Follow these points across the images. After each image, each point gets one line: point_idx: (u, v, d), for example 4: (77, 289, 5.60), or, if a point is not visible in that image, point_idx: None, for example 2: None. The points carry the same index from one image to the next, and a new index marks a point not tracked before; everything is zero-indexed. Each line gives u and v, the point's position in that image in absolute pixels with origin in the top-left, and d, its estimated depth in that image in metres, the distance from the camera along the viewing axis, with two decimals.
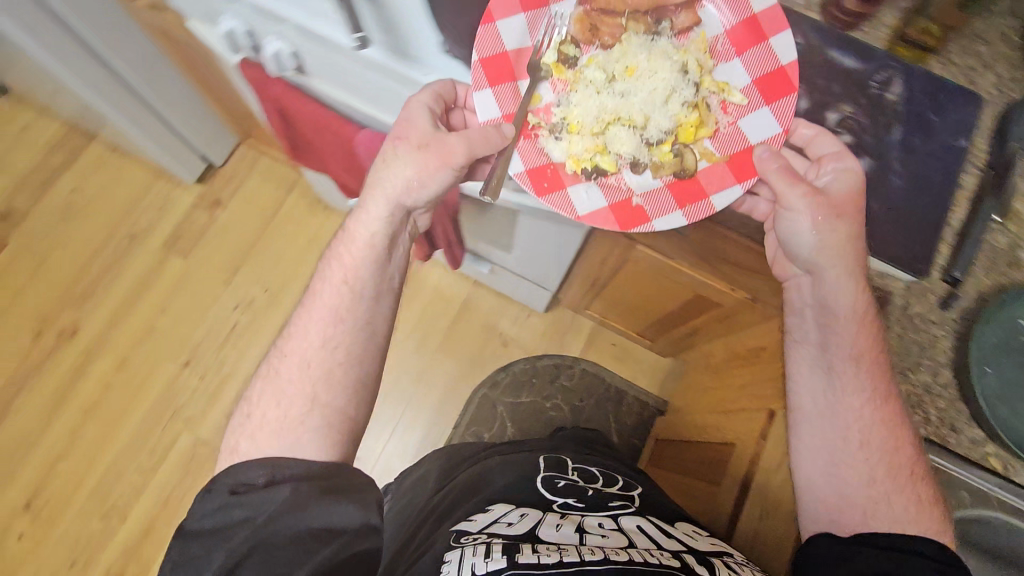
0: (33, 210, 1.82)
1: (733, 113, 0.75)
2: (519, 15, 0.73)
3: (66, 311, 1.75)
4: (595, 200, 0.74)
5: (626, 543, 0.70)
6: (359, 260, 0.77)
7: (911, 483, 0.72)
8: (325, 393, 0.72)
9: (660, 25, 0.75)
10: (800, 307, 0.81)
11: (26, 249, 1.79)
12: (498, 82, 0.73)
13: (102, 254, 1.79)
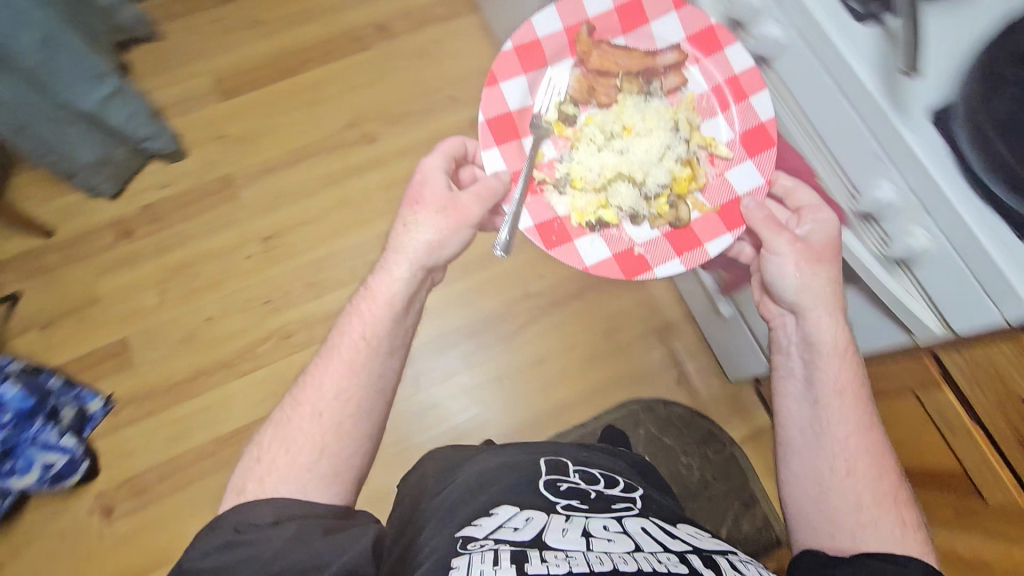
0: (390, 42, 1.91)
1: (719, 163, 0.90)
2: (520, 76, 0.92)
3: (378, 120, 1.84)
4: (600, 250, 0.90)
5: (633, 548, 0.70)
6: (376, 313, 0.84)
7: (896, 507, 0.76)
8: (352, 424, 0.81)
9: (650, 88, 0.93)
10: (785, 346, 0.88)
11: (368, 66, 1.89)
12: (504, 141, 0.92)
13: (407, 103, 1.85)
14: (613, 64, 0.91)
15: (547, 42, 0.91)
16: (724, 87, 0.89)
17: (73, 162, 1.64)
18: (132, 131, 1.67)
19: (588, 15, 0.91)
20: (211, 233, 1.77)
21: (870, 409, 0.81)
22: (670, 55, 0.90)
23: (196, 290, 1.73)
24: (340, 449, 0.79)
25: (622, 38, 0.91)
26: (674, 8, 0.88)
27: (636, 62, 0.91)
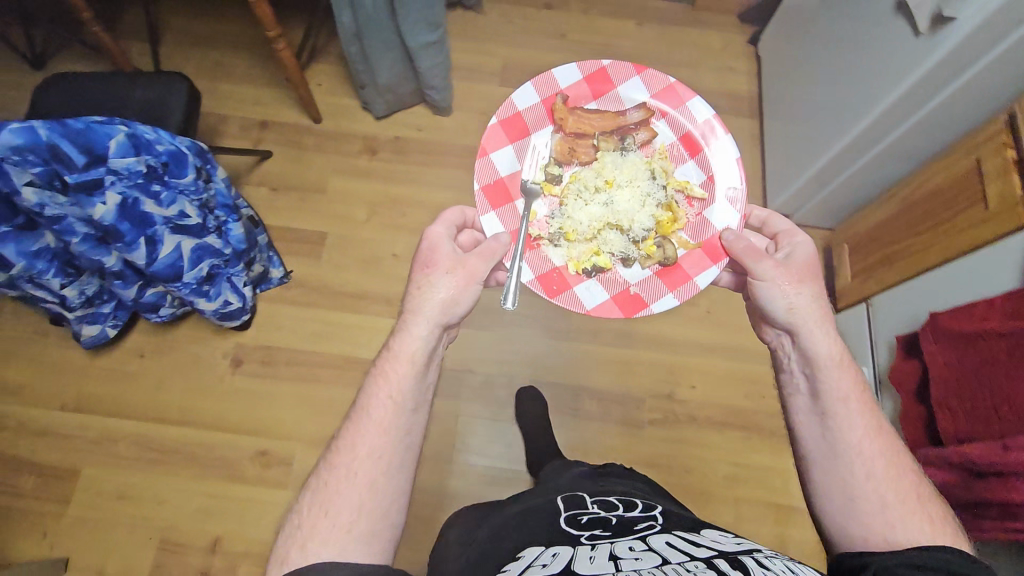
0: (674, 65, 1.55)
1: (696, 206, 0.87)
2: (508, 146, 0.86)
3: None
4: (598, 294, 0.84)
5: (661, 561, 0.62)
6: (399, 375, 0.74)
7: (921, 504, 0.64)
8: (382, 497, 0.69)
9: (622, 142, 0.89)
10: (787, 365, 0.75)
11: None
12: (498, 205, 0.85)
13: None
14: (588, 127, 0.86)
15: (530, 113, 0.87)
16: (693, 135, 0.88)
17: (369, 80, 1.35)
18: (424, 78, 1.34)
19: (562, 87, 0.87)
20: (428, 191, 1.42)
21: (879, 413, 0.70)
22: (635, 116, 0.87)
23: (392, 233, 1.38)
24: (379, 501, 0.68)
25: (594, 102, 0.88)
26: (637, 72, 0.87)
27: (608, 120, 0.87)
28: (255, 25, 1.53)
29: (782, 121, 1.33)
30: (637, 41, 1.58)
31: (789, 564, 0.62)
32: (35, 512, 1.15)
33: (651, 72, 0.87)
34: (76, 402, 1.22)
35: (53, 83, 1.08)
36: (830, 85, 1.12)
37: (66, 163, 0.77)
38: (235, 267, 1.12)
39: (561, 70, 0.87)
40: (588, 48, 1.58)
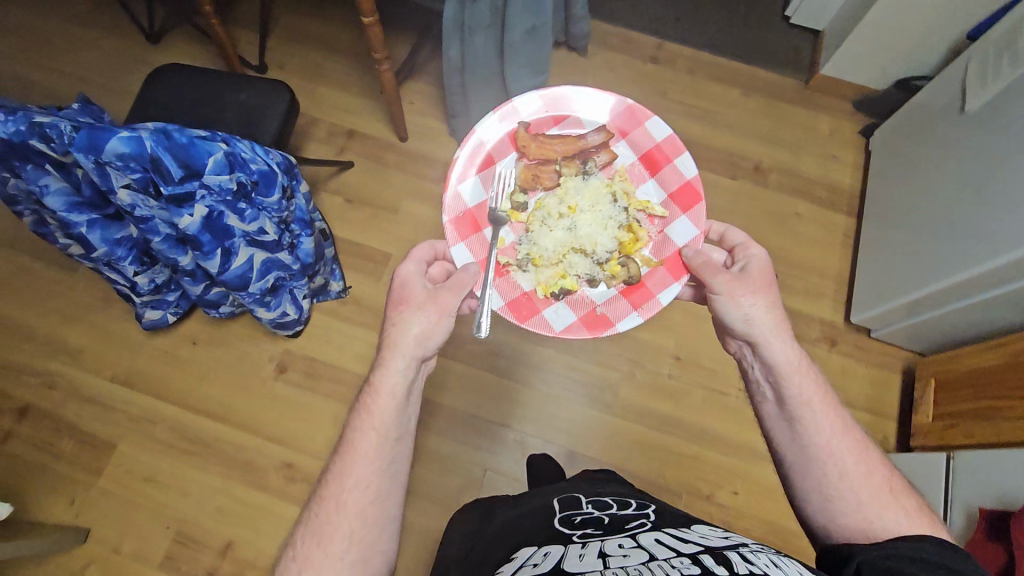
0: (776, 144, 1.48)
1: (655, 222, 0.87)
2: (473, 177, 0.88)
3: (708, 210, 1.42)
4: (565, 315, 0.84)
5: (647, 559, 0.61)
6: (382, 409, 0.74)
7: (893, 496, 0.67)
8: (371, 514, 0.69)
9: (584, 165, 0.89)
10: (752, 374, 0.79)
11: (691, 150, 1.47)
12: (467, 235, 0.86)
13: (747, 205, 1.42)
14: (550, 153, 0.88)
15: (494, 143, 0.88)
16: (651, 153, 0.88)
17: (463, 112, 1.33)
18: None
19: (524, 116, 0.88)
20: None
21: (841, 410, 0.73)
22: (594, 139, 0.88)
23: None
24: (371, 536, 0.69)
25: (554, 128, 0.89)
26: (594, 96, 0.88)
27: (569, 144, 0.88)
28: (361, 36, 1.53)
29: (880, 235, 1.27)
30: (743, 112, 1.52)
31: (777, 556, 0.60)
32: (68, 476, 1.17)
33: (607, 95, 0.87)
34: (126, 377, 1.24)
35: (166, 76, 1.11)
36: (941, 220, 1.06)
37: (164, 176, 0.78)
38: (298, 280, 1.12)
39: (518, 99, 0.88)
40: (690, 111, 1.52)
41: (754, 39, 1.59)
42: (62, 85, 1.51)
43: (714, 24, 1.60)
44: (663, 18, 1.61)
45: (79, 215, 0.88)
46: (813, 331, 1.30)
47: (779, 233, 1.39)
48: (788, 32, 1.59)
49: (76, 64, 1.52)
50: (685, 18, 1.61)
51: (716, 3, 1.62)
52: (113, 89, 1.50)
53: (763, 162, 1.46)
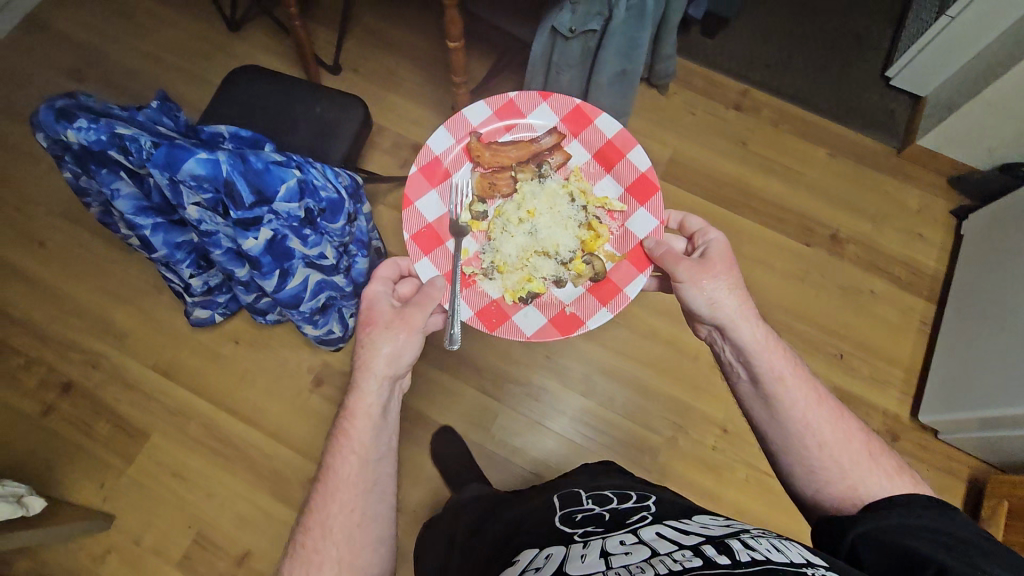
0: (858, 216, 1.40)
1: (614, 216, 0.91)
2: (430, 190, 0.89)
3: (777, 276, 1.34)
4: (535, 318, 0.87)
5: (649, 557, 0.57)
6: (360, 431, 0.74)
7: (872, 459, 0.68)
8: (353, 539, 0.70)
9: (539, 168, 0.92)
10: (725, 357, 0.80)
11: (767, 209, 1.40)
12: (430, 249, 0.87)
13: (820, 276, 1.34)
14: (505, 159, 0.91)
15: (447, 156, 0.90)
16: (602, 149, 0.92)
17: None
18: None
19: (474, 126, 0.91)
20: None
21: (810, 382, 0.74)
22: (545, 141, 0.91)
23: None
24: (356, 561, 0.69)
25: (506, 134, 0.92)
26: (541, 98, 0.91)
27: (522, 150, 0.91)
28: (438, 48, 1.49)
29: (963, 332, 1.18)
30: (826, 174, 1.43)
31: (777, 542, 0.57)
32: (101, 460, 1.18)
33: (555, 98, 0.90)
34: (167, 368, 1.24)
35: (242, 78, 1.09)
36: None
37: (235, 202, 0.76)
38: (348, 300, 1.10)
39: (467, 112, 0.91)
40: (771, 166, 1.44)
41: (847, 97, 1.50)
42: (135, 60, 1.49)
43: (806, 75, 1.52)
44: (752, 63, 1.53)
45: (145, 221, 0.87)
46: (874, 421, 1.22)
47: (851, 311, 1.31)
48: (884, 92, 1.50)
49: (152, 41, 1.50)
50: (775, 65, 1.53)
51: (812, 54, 1.53)
52: (185, 71, 1.48)
53: (842, 232, 1.38)
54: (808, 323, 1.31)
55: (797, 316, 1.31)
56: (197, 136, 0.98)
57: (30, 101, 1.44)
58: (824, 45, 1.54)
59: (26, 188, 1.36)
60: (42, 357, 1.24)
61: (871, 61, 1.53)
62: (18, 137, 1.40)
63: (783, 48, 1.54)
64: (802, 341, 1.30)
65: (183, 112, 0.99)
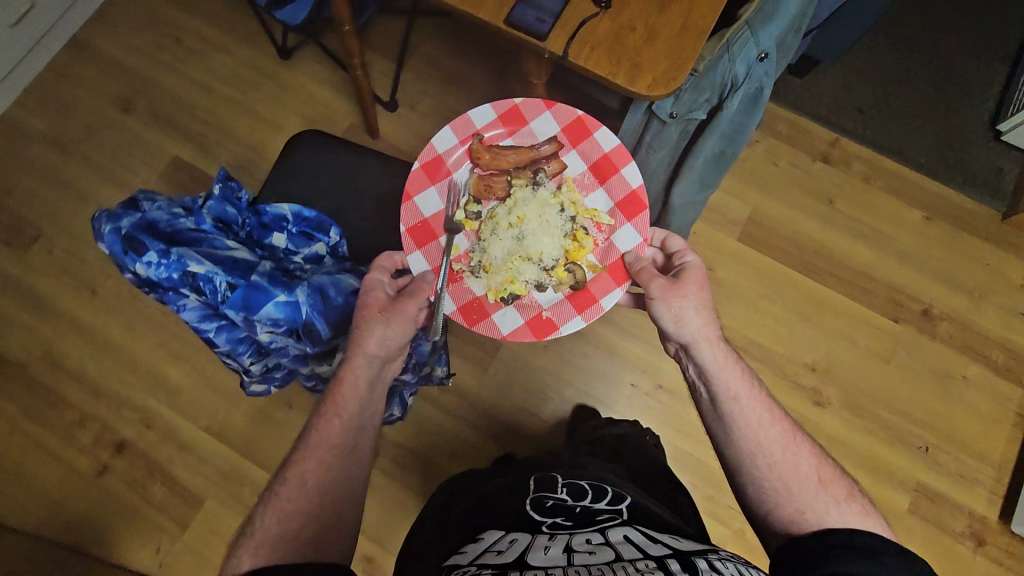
0: (954, 290, 1.29)
1: (602, 229, 0.86)
2: (429, 187, 0.85)
3: (861, 355, 1.25)
4: (513, 319, 0.83)
5: (613, 559, 0.60)
6: (346, 398, 0.72)
7: (821, 486, 0.66)
8: (325, 499, 0.67)
9: (534, 174, 0.87)
10: (688, 375, 0.78)
11: (854, 280, 1.29)
12: (424, 244, 0.83)
13: (907, 358, 1.25)
14: (502, 164, 0.86)
15: (450, 155, 0.86)
16: (599, 162, 0.86)
17: None
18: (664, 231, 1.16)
19: (478, 127, 0.86)
20: (624, 337, 1.26)
21: (769, 403, 0.73)
22: (545, 148, 0.86)
23: (568, 373, 1.25)
24: (331, 524, 0.66)
25: (508, 139, 0.87)
26: (545, 108, 0.86)
27: (520, 155, 0.86)
28: (501, 83, 1.38)
29: None
30: (922, 240, 1.32)
31: (738, 567, 0.60)
32: (157, 525, 1.16)
33: (560, 108, 0.86)
34: (220, 431, 1.21)
35: (304, 147, 1.01)
36: None
37: (313, 335, 0.73)
38: (408, 380, 1.04)
39: (475, 112, 0.86)
40: (861, 229, 1.32)
41: (950, 149, 1.36)
42: (182, 90, 1.41)
43: (902, 121, 1.37)
44: (842, 106, 1.38)
45: (209, 329, 0.72)
46: (958, 523, 1.16)
47: (939, 398, 1.23)
48: (990, 143, 1.36)
49: (203, 69, 1.42)
50: (868, 110, 1.38)
51: (914, 96, 1.38)
52: (236, 103, 1.40)
53: (935, 307, 1.28)
54: (893, 410, 1.22)
55: (881, 402, 1.23)
56: (260, 219, 0.90)
57: (79, 134, 1.38)
58: (924, 85, 1.38)
59: (77, 230, 1.31)
60: (96, 414, 1.21)
61: (977, 107, 1.38)
62: (69, 175, 1.35)
63: (878, 89, 1.38)
64: (886, 429, 1.22)
65: (244, 191, 0.92)
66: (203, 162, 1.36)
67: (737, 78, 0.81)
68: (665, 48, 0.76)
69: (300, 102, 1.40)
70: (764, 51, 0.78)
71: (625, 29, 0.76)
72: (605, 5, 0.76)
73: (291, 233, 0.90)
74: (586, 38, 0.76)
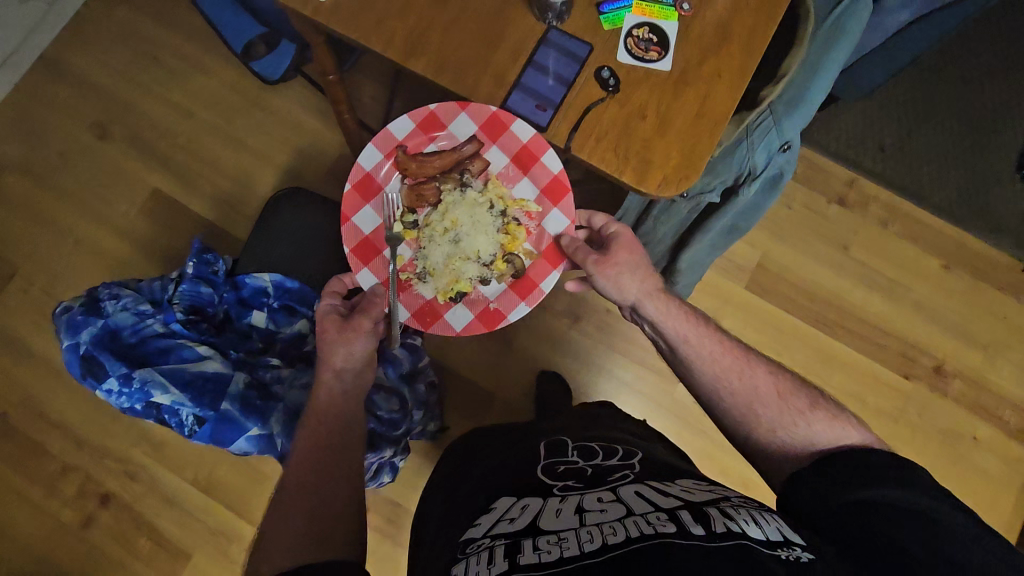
0: (970, 346, 1.24)
1: (532, 215, 0.80)
2: (364, 205, 0.78)
3: (869, 413, 1.21)
4: (463, 314, 0.79)
5: (623, 514, 0.56)
6: (320, 405, 0.68)
7: (780, 399, 0.68)
8: (323, 494, 0.62)
9: (461, 174, 0.79)
10: (647, 332, 0.80)
11: (865, 334, 1.24)
12: (369, 259, 0.77)
13: (918, 417, 1.21)
14: (430, 170, 0.78)
15: (379, 171, 0.79)
16: (521, 155, 0.76)
17: None
18: None
19: (399, 138, 0.78)
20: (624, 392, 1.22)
21: (719, 335, 0.74)
22: (467, 145, 0.77)
23: None
24: (334, 522, 0.60)
25: (431, 145, 0.79)
26: (460, 108, 0.76)
27: (444, 157, 0.77)
28: None
29: None
30: (939, 292, 1.25)
31: (757, 511, 0.56)
32: None
33: (476, 105, 0.72)
34: (206, 484, 1.17)
35: (287, 208, 0.93)
36: None
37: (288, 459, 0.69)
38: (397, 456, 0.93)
39: (394, 124, 0.78)
40: (875, 278, 1.26)
41: (975, 191, 1.28)
42: (160, 114, 1.32)
43: (926, 160, 1.29)
44: (863, 142, 1.30)
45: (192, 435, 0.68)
46: None
47: (949, 460, 1.19)
48: (1018, 187, 1.28)
49: (183, 92, 1.33)
50: (890, 147, 1.29)
51: (940, 133, 1.29)
52: (219, 130, 1.32)
53: (948, 363, 1.23)
54: None
55: None
56: (239, 294, 0.85)
57: (54, 162, 1.30)
58: (950, 122, 1.30)
59: (55, 269, 1.25)
60: (80, 464, 1.18)
61: (1005, 145, 1.30)
62: (44, 207, 1.28)
63: (901, 124, 1.30)
64: None
65: (221, 261, 0.86)
66: (185, 194, 1.29)
67: (755, 165, 0.74)
68: (680, 142, 0.69)
69: (287, 130, 1.31)
70: (786, 141, 0.72)
71: (634, 116, 0.69)
72: (613, 90, 0.69)
73: (273, 310, 0.85)
74: (590, 126, 0.69)
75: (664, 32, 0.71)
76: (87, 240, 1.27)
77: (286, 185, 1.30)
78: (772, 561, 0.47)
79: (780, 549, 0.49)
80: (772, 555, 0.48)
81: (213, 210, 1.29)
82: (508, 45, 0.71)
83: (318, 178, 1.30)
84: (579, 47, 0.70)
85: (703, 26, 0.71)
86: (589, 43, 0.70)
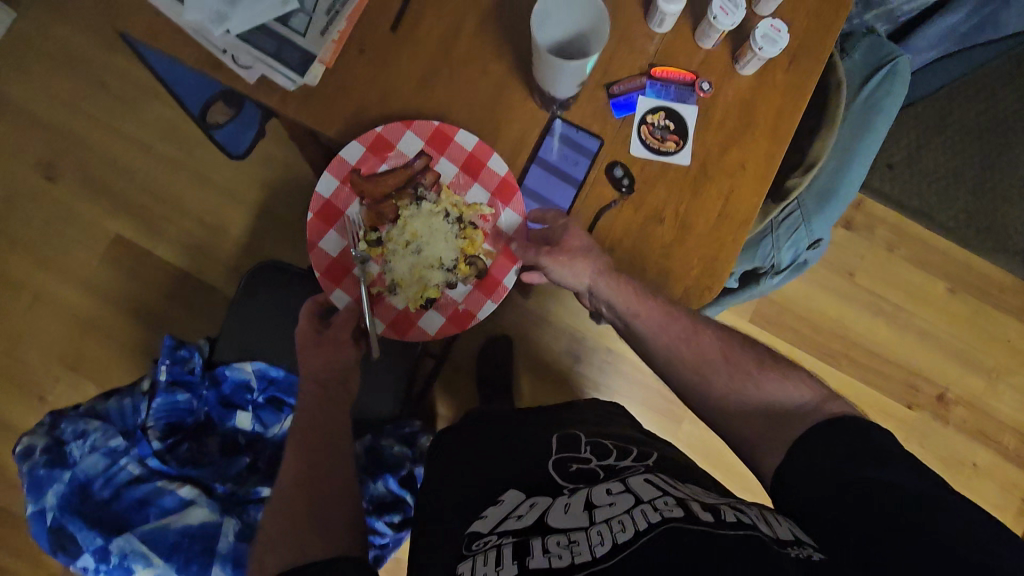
0: (974, 371, 1.22)
1: (489, 220, 0.63)
2: (328, 232, 0.63)
3: None
4: (434, 320, 0.64)
5: (632, 503, 0.51)
6: (309, 406, 0.64)
7: (726, 362, 0.61)
8: (317, 487, 0.59)
9: (414, 189, 0.63)
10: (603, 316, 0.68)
11: (869, 364, 1.22)
12: (343, 280, 0.63)
13: (921, 446, 1.20)
14: (386, 186, 0.62)
15: (339, 195, 0.62)
16: (483, 162, 0.62)
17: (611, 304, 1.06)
18: None
19: (351, 162, 0.62)
20: None
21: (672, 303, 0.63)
22: (417, 160, 0.62)
23: None
24: (330, 513, 0.57)
25: (383, 165, 0.62)
26: (405, 127, 0.62)
27: (398, 174, 0.62)
28: None
29: None
30: (944, 318, 1.23)
31: (770, 516, 0.48)
32: None
33: (420, 122, 0.62)
34: None
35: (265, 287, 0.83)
36: None
37: None
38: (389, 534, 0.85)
39: (344, 150, 0.62)
40: (881, 306, 1.23)
41: (984, 208, 1.24)
42: (111, 147, 1.20)
43: (935, 177, 1.23)
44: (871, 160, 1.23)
45: None
46: None
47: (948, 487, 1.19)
48: None
49: (137, 121, 1.21)
50: (899, 164, 1.23)
51: (950, 148, 1.24)
52: (180, 164, 1.20)
53: (950, 390, 1.22)
54: None
55: None
56: (220, 392, 0.79)
57: None
58: (960, 137, 1.24)
59: (14, 328, 1.16)
60: None
61: (1017, 158, 1.24)
62: None
63: (910, 139, 1.23)
64: None
65: (196, 356, 0.79)
66: (151, 240, 1.19)
67: (780, 262, 0.69)
68: (699, 246, 0.62)
69: (256, 165, 1.20)
70: (816, 238, 0.67)
71: (652, 220, 0.62)
72: (627, 191, 0.62)
73: (258, 407, 0.79)
74: (604, 234, 0.62)
75: (682, 116, 0.63)
76: (47, 294, 1.17)
77: (260, 225, 1.20)
78: (783, 559, 0.42)
79: (789, 547, 0.43)
80: (784, 554, 0.42)
81: (182, 256, 1.19)
82: (505, 138, 0.63)
83: (296, 219, 1.20)
84: (588, 140, 0.63)
85: (724, 108, 0.64)
86: (599, 135, 0.63)
